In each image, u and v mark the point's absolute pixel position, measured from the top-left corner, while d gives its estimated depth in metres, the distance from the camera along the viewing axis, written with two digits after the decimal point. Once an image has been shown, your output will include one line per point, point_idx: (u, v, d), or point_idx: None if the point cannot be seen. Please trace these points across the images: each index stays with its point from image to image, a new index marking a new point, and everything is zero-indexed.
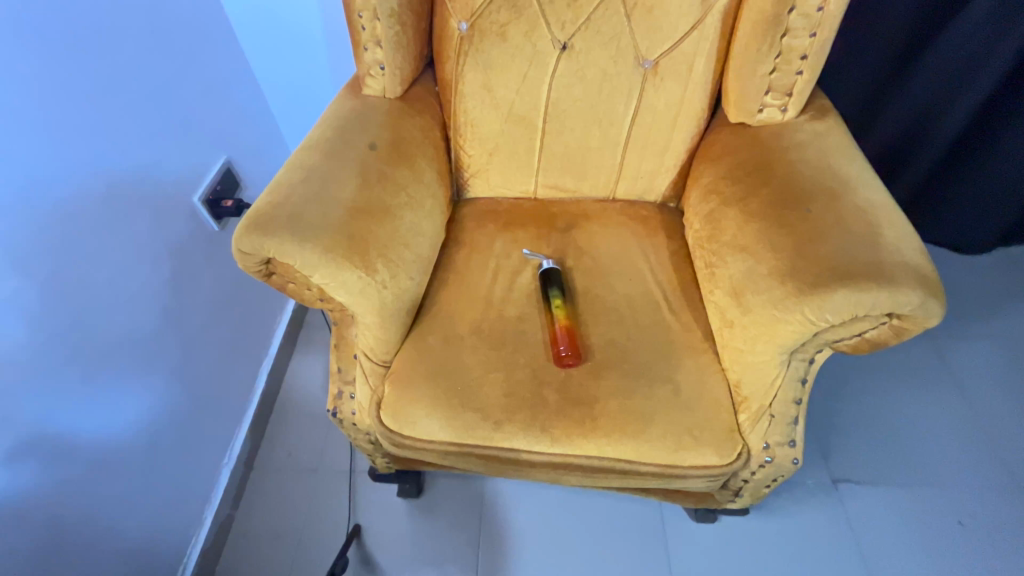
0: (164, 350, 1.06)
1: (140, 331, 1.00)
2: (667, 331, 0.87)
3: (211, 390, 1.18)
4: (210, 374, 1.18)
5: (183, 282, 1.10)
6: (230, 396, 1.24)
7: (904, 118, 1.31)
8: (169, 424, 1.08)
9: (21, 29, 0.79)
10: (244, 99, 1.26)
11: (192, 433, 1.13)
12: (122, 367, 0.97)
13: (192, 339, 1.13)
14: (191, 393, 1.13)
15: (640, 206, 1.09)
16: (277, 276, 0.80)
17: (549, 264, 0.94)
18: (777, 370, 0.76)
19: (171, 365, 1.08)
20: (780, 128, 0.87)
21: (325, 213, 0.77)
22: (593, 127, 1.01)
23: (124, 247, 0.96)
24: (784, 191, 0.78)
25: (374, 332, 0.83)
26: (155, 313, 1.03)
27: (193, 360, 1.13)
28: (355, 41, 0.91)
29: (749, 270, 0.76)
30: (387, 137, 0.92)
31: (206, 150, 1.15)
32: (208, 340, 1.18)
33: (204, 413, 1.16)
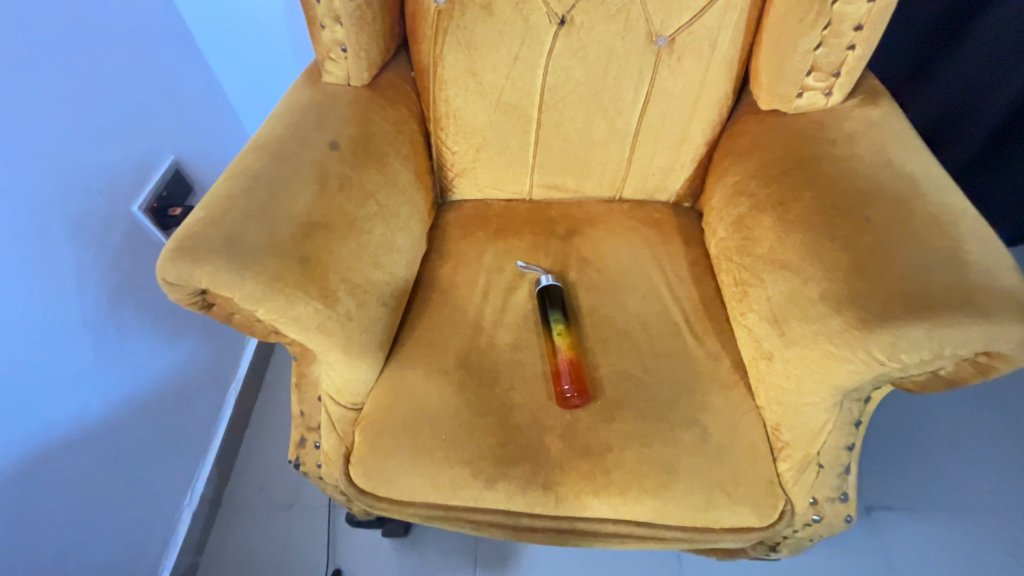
0: (107, 385, 0.91)
1: (75, 366, 0.85)
2: (689, 361, 0.74)
3: (167, 425, 1.04)
4: (166, 406, 1.04)
5: (129, 304, 0.94)
6: (191, 429, 1.10)
7: (952, 86, 1.08)
8: (116, 469, 0.93)
9: None
10: (195, 87, 1.09)
11: (146, 475, 0.99)
12: (54, 411, 0.82)
13: (142, 369, 0.98)
14: (143, 430, 0.98)
15: (651, 207, 0.94)
16: (219, 308, 0.65)
17: (548, 281, 0.80)
18: (828, 415, 0.62)
19: (115, 402, 0.93)
20: (823, 116, 0.72)
21: (273, 231, 0.62)
22: (597, 118, 0.86)
23: (49, 269, 0.80)
24: (835, 195, 0.64)
25: (339, 373, 0.69)
26: (93, 343, 0.88)
27: (143, 393, 0.98)
28: (310, 18, 0.76)
29: (794, 292, 0.62)
30: (353, 133, 0.77)
31: (150, 148, 0.98)
32: (162, 367, 1.02)
33: (160, 451, 1.02)
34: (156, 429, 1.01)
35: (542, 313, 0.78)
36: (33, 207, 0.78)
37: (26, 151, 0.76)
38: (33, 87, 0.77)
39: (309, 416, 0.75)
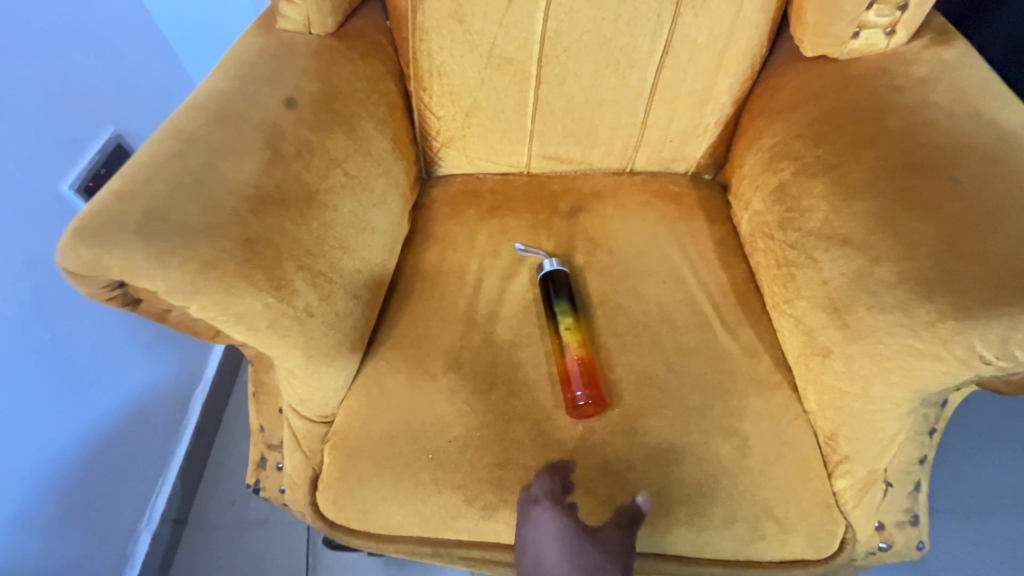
0: (42, 398, 0.76)
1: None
2: (722, 359, 0.62)
3: (120, 438, 0.90)
4: (119, 418, 0.90)
5: (62, 301, 0.78)
6: (149, 440, 0.96)
7: None
8: (57, 493, 0.79)
9: None
10: (131, 40, 0.91)
11: (94, 496, 0.86)
12: None
13: (87, 377, 0.83)
14: (90, 448, 0.84)
15: (668, 179, 0.82)
16: (150, 305, 0.53)
17: (553, 265, 0.67)
18: (901, 424, 0.51)
19: (55, 415, 0.78)
20: (883, 61, 0.60)
21: (208, 206, 0.49)
22: (607, 72, 0.73)
23: None
24: (908, 152, 0.52)
25: (301, 381, 0.57)
26: (22, 346, 0.73)
27: (90, 401, 0.84)
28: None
29: (861, 275, 0.50)
30: (315, 89, 0.63)
31: (85, 113, 0.82)
32: (112, 374, 0.88)
33: (113, 468, 0.89)
34: (105, 445, 0.87)
35: (546, 305, 0.65)
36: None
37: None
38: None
39: (268, 431, 0.63)
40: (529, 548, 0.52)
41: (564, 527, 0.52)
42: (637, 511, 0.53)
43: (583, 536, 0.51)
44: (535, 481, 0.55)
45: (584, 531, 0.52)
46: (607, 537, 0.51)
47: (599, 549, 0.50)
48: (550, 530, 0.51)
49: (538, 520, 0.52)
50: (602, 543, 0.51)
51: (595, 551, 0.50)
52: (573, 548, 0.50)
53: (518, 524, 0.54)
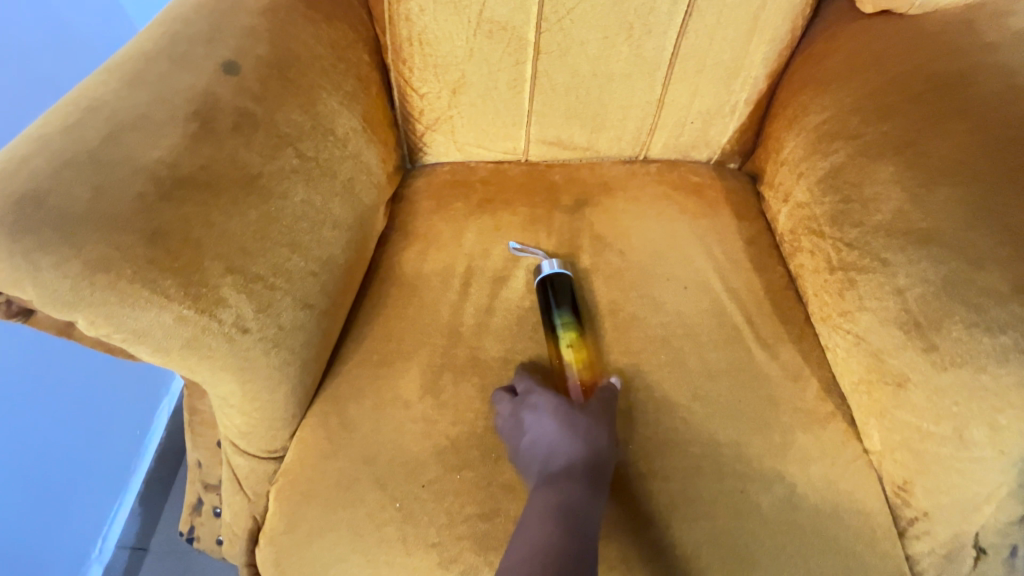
0: None
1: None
2: (759, 382, 0.51)
3: (69, 463, 0.74)
4: (63, 440, 0.73)
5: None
6: (98, 463, 0.79)
7: None
8: None
9: None
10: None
11: (34, 532, 0.70)
12: None
13: (24, 397, 0.67)
14: (26, 479, 0.68)
15: (689, 168, 0.70)
16: (47, 316, 0.42)
17: (552, 268, 0.56)
18: (1005, 476, 0.39)
19: None
20: (961, 16, 0.48)
21: (106, 192, 0.38)
22: (619, 41, 0.62)
23: None
24: (1006, 127, 0.41)
25: (240, 410, 0.46)
26: None
27: (26, 424, 0.67)
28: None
29: (954, 283, 0.39)
30: (264, 54, 0.52)
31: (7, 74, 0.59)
32: (47, 391, 0.70)
33: (57, 497, 0.73)
34: (45, 473, 0.71)
35: (544, 315, 0.54)
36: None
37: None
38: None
39: (207, 469, 0.52)
40: (526, 434, 0.47)
41: (557, 406, 0.47)
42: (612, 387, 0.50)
43: (571, 407, 0.47)
44: (518, 378, 0.51)
45: (574, 405, 0.47)
46: (594, 406, 0.47)
47: (589, 416, 0.46)
48: (543, 410, 0.47)
49: (529, 407, 0.47)
50: (593, 410, 0.47)
51: (589, 418, 0.46)
52: (567, 424, 0.46)
53: (503, 422, 0.48)
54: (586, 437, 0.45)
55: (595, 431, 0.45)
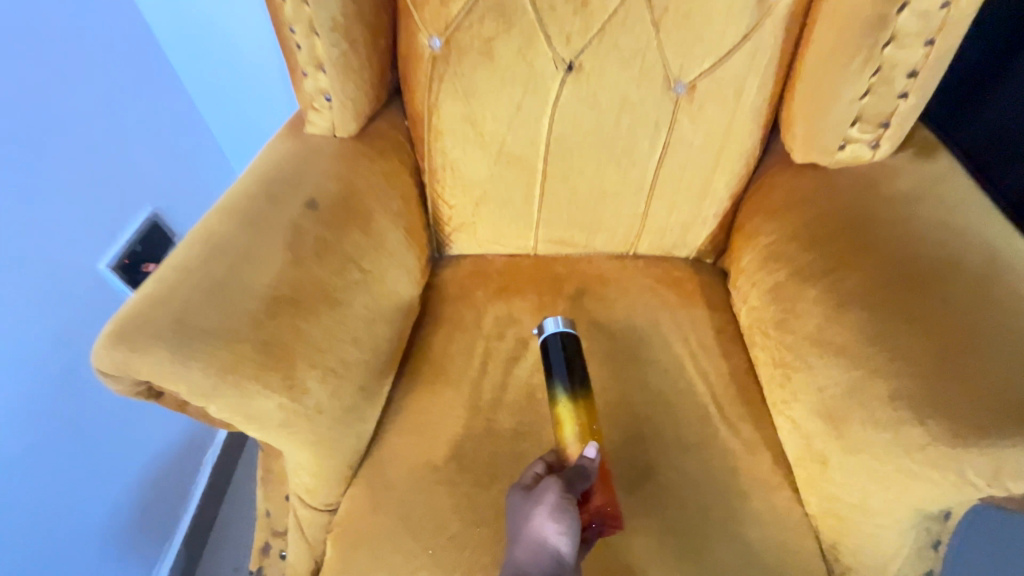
0: (49, 463, 0.75)
1: (10, 417, 0.69)
2: (721, 455, 0.62)
3: (131, 505, 0.88)
4: (124, 485, 0.87)
5: (81, 358, 0.78)
6: (154, 499, 0.93)
7: None
8: (61, 561, 0.77)
9: None
10: (171, 124, 0.97)
11: (99, 564, 0.83)
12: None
13: (98, 444, 0.82)
14: (96, 515, 0.82)
15: (670, 264, 0.84)
16: (169, 398, 0.55)
17: (551, 344, 0.64)
18: (903, 539, 0.52)
19: (64, 481, 0.77)
20: (869, 172, 0.63)
21: (230, 312, 0.53)
22: (609, 170, 0.77)
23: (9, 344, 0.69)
24: (897, 268, 0.54)
25: (310, 472, 0.60)
26: (37, 416, 0.73)
27: (100, 467, 0.82)
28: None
29: (856, 389, 0.52)
30: (335, 190, 0.68)
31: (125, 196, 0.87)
32: (127, 430, 0.87)
33: (118, 534, 0.86)
34: (109, 512, 0.84)
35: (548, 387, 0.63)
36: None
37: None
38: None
39: (275, 515, 0.65)
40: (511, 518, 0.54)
41: (529, 499, 0.53)
42: (583, 467, 0.55)
43: (538, 501, 0.52)
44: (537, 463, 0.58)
45: (541, 500, 0.52)
46: (555, 490, 0.52)
47: (545, 517, 0.50)
48: (518, 501, 0.54)
49: (515, 495, 0.55)
50: (550, 509, 0.51)
51: (544, 517, 0.50)
52: (529, 518, 0.51)
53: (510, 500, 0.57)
54: (538, 535, 0.50)
55: (547, 530, 0.50)
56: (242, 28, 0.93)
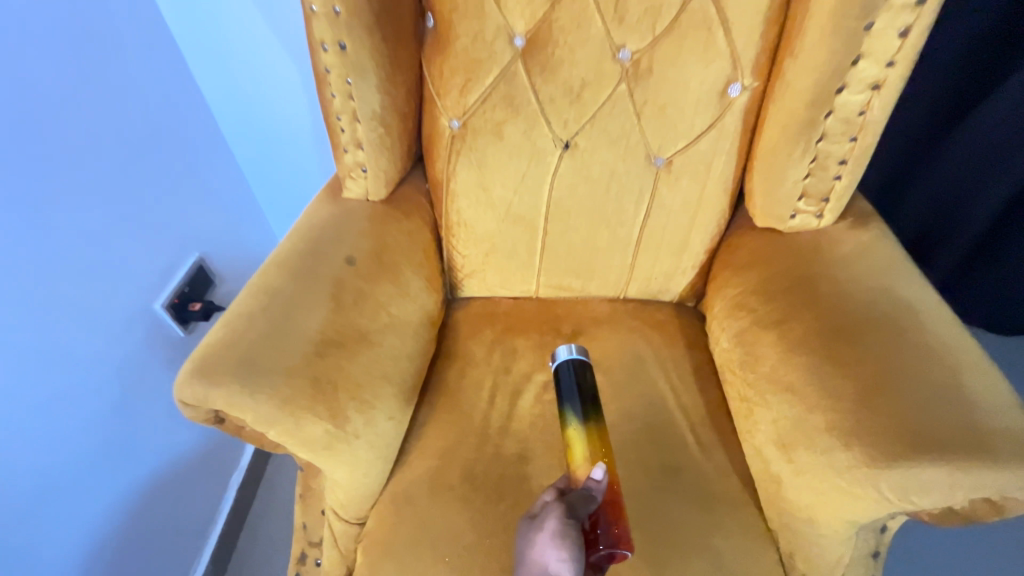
0: (101, 462, 0.90)
1: (82, 422, 0.87)
2: (698, 477, 0.72)
3: (170, 507, 1.05)
4: (164, 487, 1.03)
5: (136, 379, 0.96)
6: (189, 505, 1.09)
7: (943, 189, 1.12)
8: (112, 547, 0.93)
9: None
10: (222, 185, 1.19)
11: (141, 558, 0.99)
12: (63, 480, 0.84)
13: (143, 450, 0.98)
14: (141, 511, 0.98)
15: (655, 307, 0.96)
16: (229, 423, 0.66)
17: (562, 372, 0.71)
18: (846, 548, 0.62)
19: (121, 476, 0.94)
20: (815, 237, 0.76)
21: (287, 352, 0.65)
22: (600, 228, 0.89)
23: (92, 362, 0.88)
24: (833, 319, 0.66)
25: (344, 489, 0.70)
26: (94, 430, 0.89)
27: (145, 471, 0.99)
28: (305, 14, 0.69)
29: (802, 420, 0.63)
30: (368, 247, 0.81)
31: (184, 244, 1.07)
32: (171, 441, 1.04)
33: (158, 532, 1.02)
34: (150, 510, 1.00)
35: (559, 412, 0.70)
36: (17, 278, 0.77)
37: (18, 218, 0.77)
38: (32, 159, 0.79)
39: (311, 529, 0.76)
40: (521, 546, 0.60)
41: (536, 528, 0.58)
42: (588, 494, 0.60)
43: (543, 530, 0.57)
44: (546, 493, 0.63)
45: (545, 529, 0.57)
46: (557, 521, 0.57)
47: (547, 545, 0.56)
48: (527, 529, 0.59)
49: (525, 524, 0.61)
50: (551, 538, 0.56)
51: (547, 545, 0.56)
52: (535, 546, 0.57)
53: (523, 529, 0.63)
54: (541, 561, 0.56)
55: (548, 557, 0.55)
56: (292, 113, 1.16)
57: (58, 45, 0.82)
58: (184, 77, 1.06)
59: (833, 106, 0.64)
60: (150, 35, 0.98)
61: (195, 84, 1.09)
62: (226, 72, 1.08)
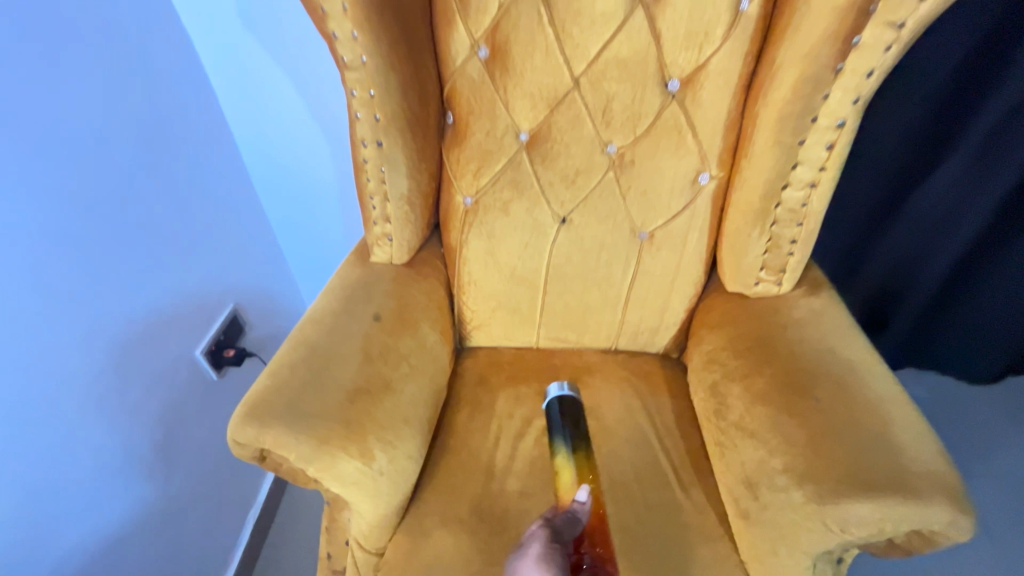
0: (138, 484, 1.03)
1: (127, 449, 1.01)
2: (679, 514, 0.82)
3: (194, 533, 1.17)
4: (189, 512, 1.16)
5: (175, 414, 1.11)
6: (210, 536, 1.20)
7: (892, 259, 1.25)
8: (142, 566, 1.05)
9: (67, 227, 0.88)
10: (256, 241, 1.37)
11: None
12: (104, 499, 0.97)
13: (173, 476, 1.12)
14: (167, 533, 1.10)
15: (643, 358, 1.08)
16: (270, 460, 0.76)
17: (552, 408, 0.81)
18: None
19: (148, 499, 1.06)
20: (776, 302, 0.89)
21: (324, 399, 0.77)
22: (593, 289, 1.02)
23: (142, 397, 1.03)
24: (788, 375, 0.78)
25: (367, 521, 0.79)
26: (132, 460, 1.02)
27: (171, 497, 1.12)
28: (349, 118, 0.84)
29: (764, 462, 0.73)
30: (392, 305, 0.93)
31: (223, 293, 1.24)
32: (197, 471, 1.18)
33: (182, 556, 1.13)
34: (172, 536, 1.11)
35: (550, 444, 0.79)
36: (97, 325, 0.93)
37: (99, 280, 0.94)
38: (118, 233, 0.97)
39: (335, 558, 0.86)
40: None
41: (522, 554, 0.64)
42: (575, 515, 0.69)
43: (529, 555, 0.63)
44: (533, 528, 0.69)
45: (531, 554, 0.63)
46: (542, 547, 0.63)
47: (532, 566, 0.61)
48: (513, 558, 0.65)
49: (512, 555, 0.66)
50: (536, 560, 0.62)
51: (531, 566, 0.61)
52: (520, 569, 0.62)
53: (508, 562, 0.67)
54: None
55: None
56: (323, 182, 1.35)
57: (141, 142, 1.02)
58: (233, 152, 1.26)
59: (781, 199, 0.79)
60: (210, 125, 1.19)
61: (241, 158, 1.29)
62: (270, 153, 1.29)
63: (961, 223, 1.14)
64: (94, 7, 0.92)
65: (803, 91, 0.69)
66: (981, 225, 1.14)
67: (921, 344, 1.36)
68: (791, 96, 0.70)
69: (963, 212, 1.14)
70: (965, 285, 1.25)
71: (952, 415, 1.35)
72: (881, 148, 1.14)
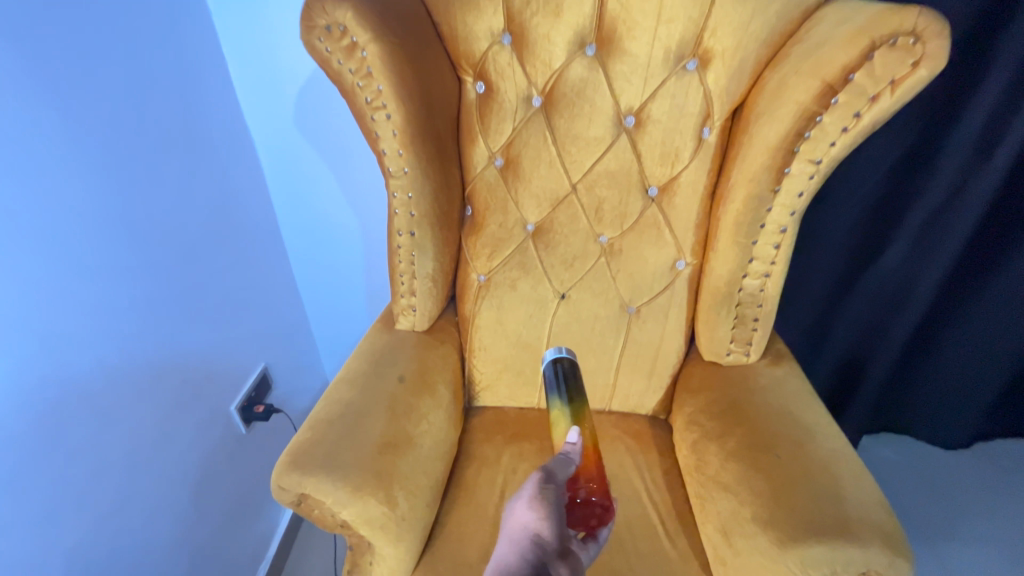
0: (173, 532, 1.14)
1: (167, 498, 1.12)
2: (665, 561, 0.92)
3: None
4: (210, 562, 1.24)
5: (208, 466, 1.23)
6: None
7: (854, 328, 1.39)
8: None
9: (150, 301, 1.06)
10: (288, 308, 1.53)
11: None
12: (143, 545, 1.06)
13: (201, 525, 1.22)
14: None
15: (634, 419, 1.20)
16: (307, 505, 0.87)
17: (549, 368, 0.92)
18: None
19: (180, 546, 1.16)
20: (745, 369, 1.03)
21: (357, 449, 0.89)
22: (588, 355, 1.17)
23: (185, 450, 1.16)
24: (754, 434, 0.91)
25: (388, 564, 0.89)
26: (171, 509, 1.13)
27: (198, 547, 1.21)
28: (389, 213, 1.03)
29: (736, 511, 0.85)
30: (414, 368, 1.07)
31: (257, 354, 1.39)
32: (221, 522, 1.28)
33: None
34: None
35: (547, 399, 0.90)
36: (158, 383, 1.08)
37: (166, 344, 1.10)
38: (184, 304, 1.14)
39: None
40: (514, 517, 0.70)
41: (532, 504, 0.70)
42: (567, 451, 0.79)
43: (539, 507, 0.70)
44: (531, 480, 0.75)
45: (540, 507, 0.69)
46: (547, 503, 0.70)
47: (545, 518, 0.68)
48: (522, 504, 0.70)
49: (519, 502, 0.71)
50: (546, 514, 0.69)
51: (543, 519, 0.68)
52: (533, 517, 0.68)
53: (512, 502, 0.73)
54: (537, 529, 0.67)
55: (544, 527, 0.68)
56: (351, 255, 1.53)
57: (212, 229, 1.22)
58: (277, 232, 1.46)
59: (742, 284, 0.97)
60: (262, 211, 1.40)
61: (281, 237, 1.48)
62: (307, 231, 1.48)
63: (908, 302, 1.31)
64: (197, 130, 1.16)
65: (751, 204, 0.88)
66: (924, 304, 1.30)
67: (887, 403, 1.49)
68: (743, 207, 0.89)
69: (908, 292, 1.31)
70: (918, 352, 1.40)
71: (923, 480, 1.45)
72: (833, 237, 1.33)
